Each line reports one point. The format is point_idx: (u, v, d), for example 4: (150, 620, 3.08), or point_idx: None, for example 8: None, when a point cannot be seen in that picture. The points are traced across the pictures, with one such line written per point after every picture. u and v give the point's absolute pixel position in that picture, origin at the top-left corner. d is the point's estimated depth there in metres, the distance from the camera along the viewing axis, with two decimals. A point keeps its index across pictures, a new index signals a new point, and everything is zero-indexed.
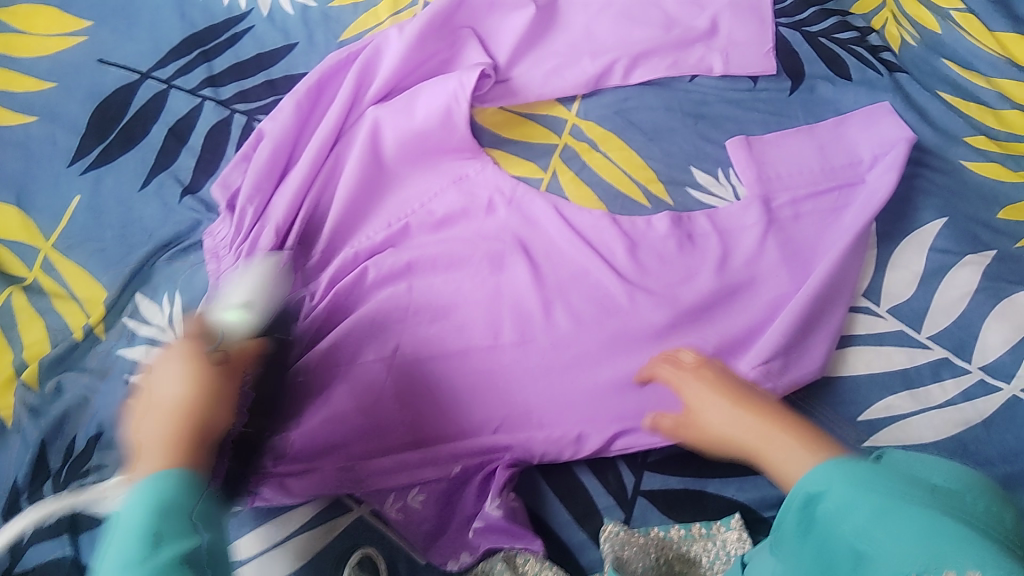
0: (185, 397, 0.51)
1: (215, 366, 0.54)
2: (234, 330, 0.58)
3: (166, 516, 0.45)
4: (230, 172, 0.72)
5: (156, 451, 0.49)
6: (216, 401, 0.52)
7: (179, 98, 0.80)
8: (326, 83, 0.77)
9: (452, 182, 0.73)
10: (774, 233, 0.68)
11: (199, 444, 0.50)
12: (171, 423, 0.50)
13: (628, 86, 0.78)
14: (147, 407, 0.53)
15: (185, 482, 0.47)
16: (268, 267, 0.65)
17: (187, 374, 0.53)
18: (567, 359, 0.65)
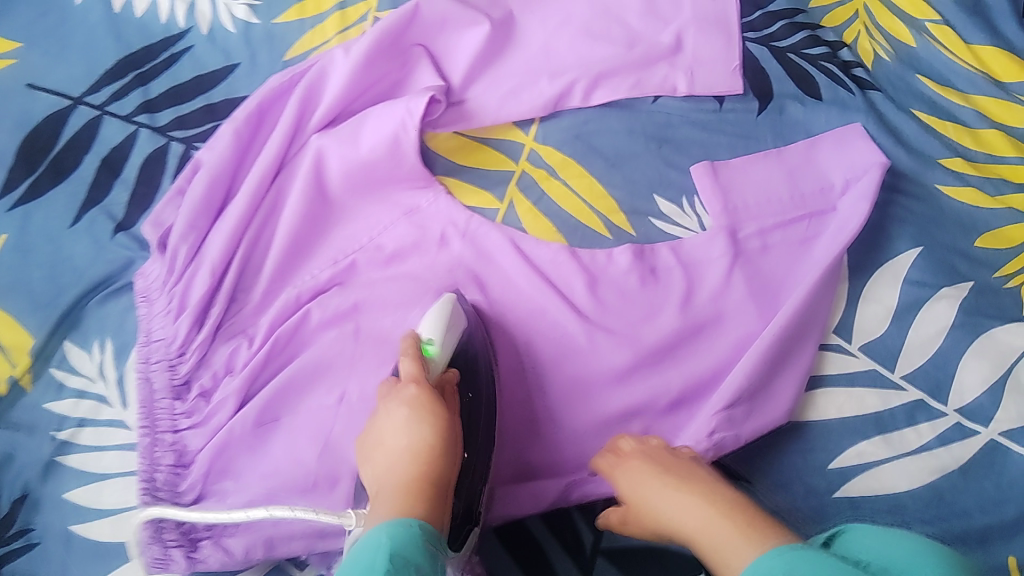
0: (423, 438, 0.52)
1: (442, 419, 0.53)
2: (435, 366, 0.58)
3: (403, 554, 0.43)
4: (163, 210, 0.68)
5: (391, 492, 0.49)
6: (449, 447, 0.53)
7: (113, 125, 0.75)
8: (267, 109, 0.72)
9: (403, 215, 0.69)
10: (741, 266, 0.65)
11: (436, 489, 0.50)
12: (416, 472, 0.51)
13: (589, 107, 0.74)
14: (374, 450, 0.54)
15: (424, 530, 0.46)
16: (450, 305, 0.60)
17: (416, 419, 0.53)
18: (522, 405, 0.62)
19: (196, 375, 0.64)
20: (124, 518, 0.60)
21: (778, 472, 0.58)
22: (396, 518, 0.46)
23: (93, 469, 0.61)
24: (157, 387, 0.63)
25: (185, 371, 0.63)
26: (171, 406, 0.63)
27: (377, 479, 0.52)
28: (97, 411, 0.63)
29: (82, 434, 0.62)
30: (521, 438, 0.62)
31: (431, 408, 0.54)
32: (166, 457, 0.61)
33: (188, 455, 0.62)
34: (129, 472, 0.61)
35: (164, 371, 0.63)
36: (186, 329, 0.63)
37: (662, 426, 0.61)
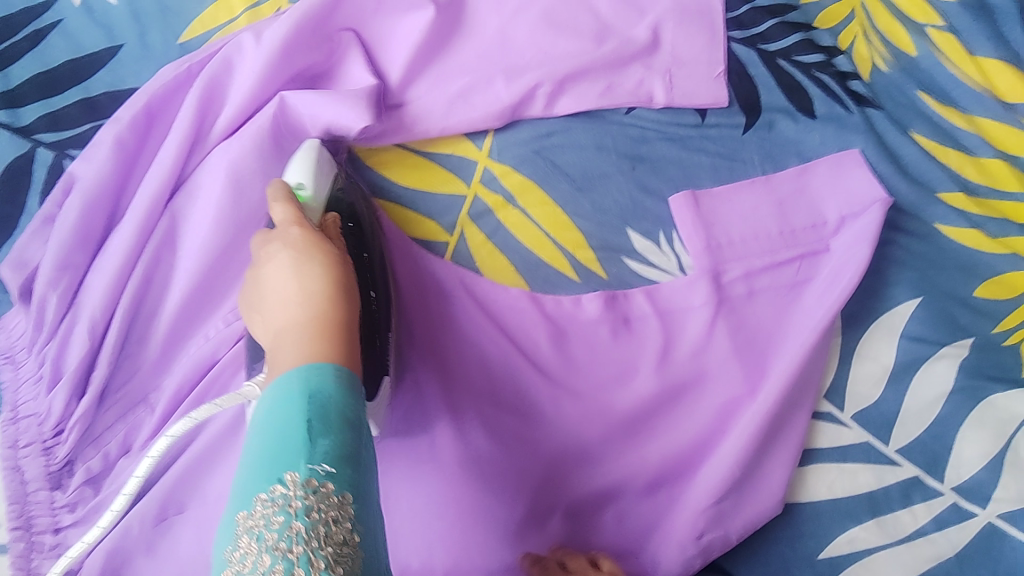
0: (316, 278, 0.41)
1: (334, 255, 0.43)
2: (310, 210, 0.50)
3: (322, 405, 0.34)
4: (30, 246, 0.55)
5: (289, 341, 0.39)
6: (350, 283, 0.43)
7: None
8: (159, 110, 0.59)
9: None
10: (724, 317, 0.56)
11: (346, 327, 0.40)
12: (317, 313, 0.39)
13: (552, 117, 0.63)
14: (260, 304, 0.43)
15: (342, 373, 0.36)
16: (315, 150, 0.54)
17: (302, 258, 0.42)
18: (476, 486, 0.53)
19: (81, 453, 0.53)
20: None
21: (763, 565, 0.54)
22: (307, 366, 0.36)
23: None
24: (30, 476, 0.52)
25: (65, 452, 0.52)
26: (50, 497, 0.52)
27: (272, 332, 0.40)
28: None
29: None
30: (415, 319, 0.56)
31: (317, 248, 0.43)
32: (48, 563, 0.50)
33: None
34: None
35: (39, 456, 0.52)
36: (63, 402, 0.52)
37: (638, 509, 0.55)
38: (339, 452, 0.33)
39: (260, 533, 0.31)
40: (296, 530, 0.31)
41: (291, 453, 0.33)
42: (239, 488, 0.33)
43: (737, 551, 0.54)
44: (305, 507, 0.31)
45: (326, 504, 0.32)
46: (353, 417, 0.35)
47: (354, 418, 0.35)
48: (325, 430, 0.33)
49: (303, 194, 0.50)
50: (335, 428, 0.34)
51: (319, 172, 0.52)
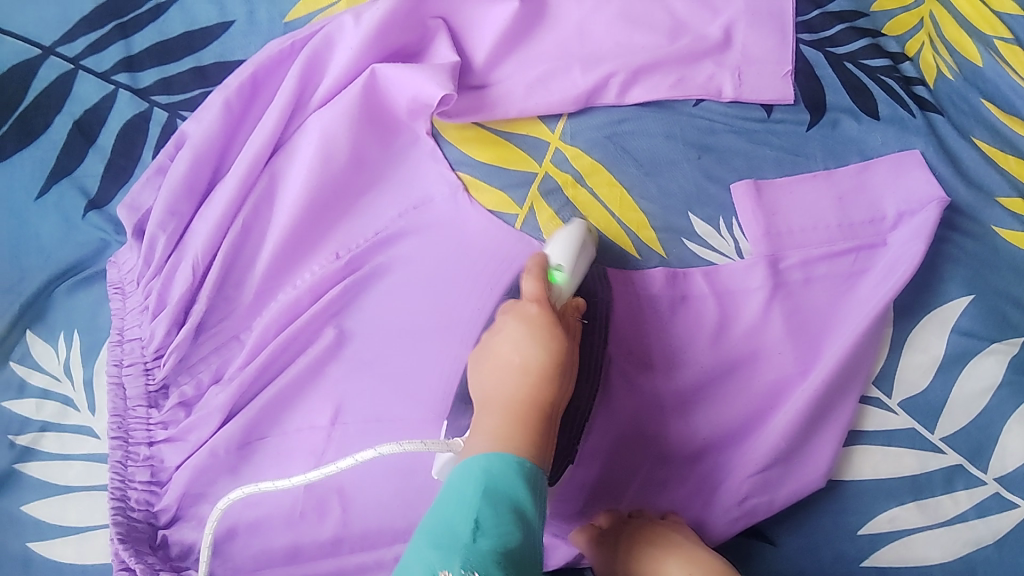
0: (538, 362, 0.47)
1: (560, 345, 0.48)
2: (562, 292, 0.52)
3: (490, 498, 0.41)
4: (141, 192, 0.62)
5: (497, 412, 0.46)
6: (563, 371, 0.48)
7: (89, 83, 0.67)
8: (263, 78, 0.64)
9: (410, 207, 0.63)
10: (779, 300, 0.59)
11: (547, 418, 0.46)
12: (526, 397, 0.46)
13: (624, 105, 0.66)
14: (486, 361, 0.49)
15: (524, 465, 0.43)
16: (580, 233, 0.56)
17: (535, 337, 0.48)
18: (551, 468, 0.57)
19: (176, 380, 0.58)
20: (92, 537, 0.54)
21: (806, 537, 0.56)
22: (495, 452, 0.44)
23: (56, 482, 0.56)
24: (130, 395, 0.57)
25: (161, 376, 0.57)
26: (146, 415, 0.57)
27: (482, 390, 0.49)
28: (61, 416, 0.57)
29: (43, 441, 0.57)
30: (619, 394, 0.58)
31: (549, 332, 0.48)
32: (140, 475, 0.56)
33: (163, 473, 0.56)
34: (93, 487, 0.55)
35: (139, 378, 0.58)
36: (164, 330, 0.58)
37: (687, 474, 0.57)
38: (497, 551, 0.38)
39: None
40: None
41: (452, 553, 0.38)
42: (408, 569, 0.39)
43: (779, 520, 0.56)
44: None
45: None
46: (522, 510, 0.40)
47: (522, 514, 0.40)
48: (491, 524, 0.39)
49: (558, 278, 0.52)
50: (497, 524, 0.39)
51: (580, 262, 0.54)
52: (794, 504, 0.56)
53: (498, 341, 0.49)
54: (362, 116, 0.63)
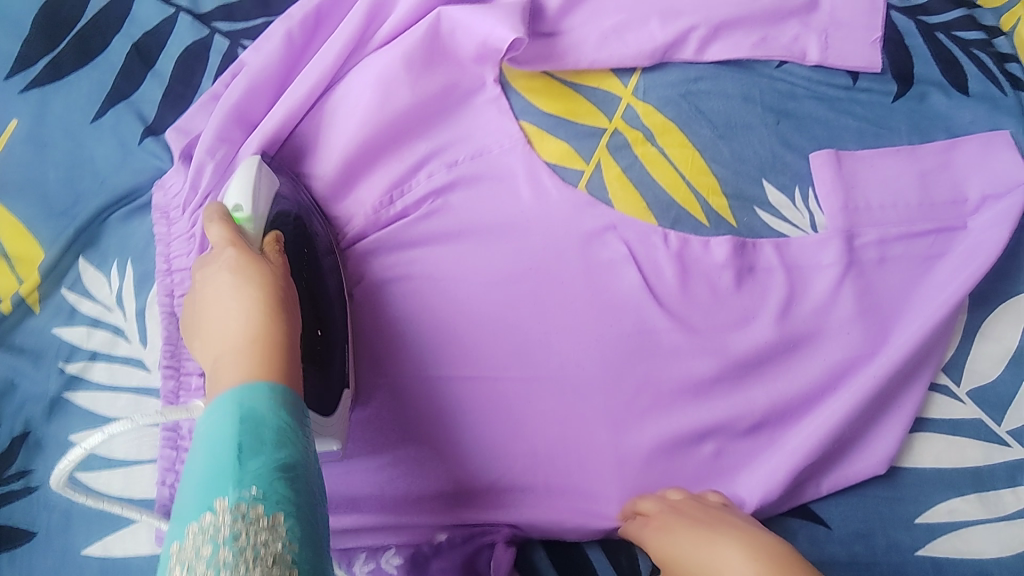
0: (248, 300, 0.43)
1: (268, 272, 0.45)
2: (251, 234, 0.50)
3: (254, 425, 0.36)
4: (192, 116, 0.60)
5: (222, 364, 0.40)
6: (289, 301, 0.45)
7: (148, 5, 0.65)
8: (327, 11, 0.62)
9: (469, 156, 0.60)
10: (852, 278, 0.57)
11: (280, 338, 0.42)
12: (252, 331, 0.42)
13: (702, 62, 0.63)
14: (199, 321, 0.46)
15: (279, 390, 0.39)
16: (257, 166, 0.54)
17: (238, 276, 0.45)
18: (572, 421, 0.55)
19: None
20: (137, 470, 0.53)
21: (860, 521, 0.54)
22: (249, 379, 0.39)
23: (104, 411, 0.55)
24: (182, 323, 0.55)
25: None
26: None
27: (208, 353, 0.43)
28: (111, 345, 0.56)
29: (93, 369, 0.56)
30: (453, 431, 0.56)
31: (252, 265, 0.46)
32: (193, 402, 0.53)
33: None
34: (142, 421, 0.55)
35: None
36: None
37: (737, 448, 0.55)
38: (272, 470, 0.35)
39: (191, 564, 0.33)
40: (223, 558, 0.32)
41: (222, 481, 0.34)
42: (176, 523, 0.35)
43: (833, 501, 0.54)
44: (233, 534, 0.33)
45: (255, 530, 0.33)
46: (285, 432, 0.37)
47: (287, 433, 0.37)
48: (257, 452, 0.35)
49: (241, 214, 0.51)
50: (260, 445, 0.36)
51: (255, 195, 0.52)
52: (846, 487, 0.54)
53: (201, 274, 0.47)
54: (426, 57, 0.60)
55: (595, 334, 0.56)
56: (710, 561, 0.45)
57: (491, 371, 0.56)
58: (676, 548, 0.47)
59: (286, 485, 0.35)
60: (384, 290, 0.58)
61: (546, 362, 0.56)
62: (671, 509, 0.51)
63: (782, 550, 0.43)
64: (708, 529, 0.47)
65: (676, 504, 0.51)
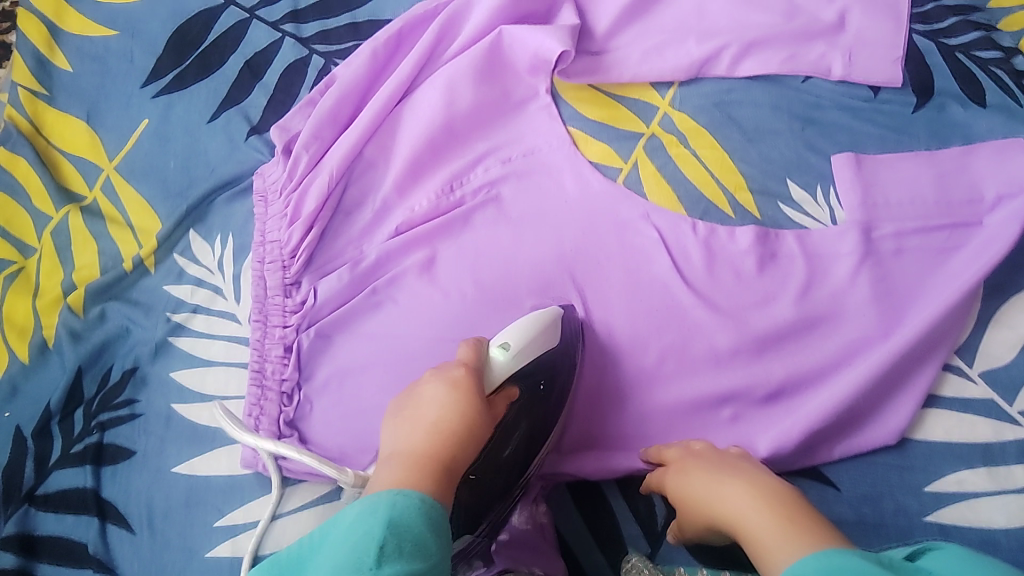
0: (447, 419, 0.54)
1: (473, 411, 0.54)
2: (496, 373, 0.57)
3: (397, 534, 0.44)
4: (293, 117, 0.70)
5: (396, 463, 0.51)
6: (469, 443, 0.54)
7: (260, 29, 0.77)
8: (407, 34, 0.72)
9: (520, 155, 0.69)
10: (869, 266, 0.62)
11: (443, 474, 0.51)
12: (430, 453, 0.52)
13: (733, 77, 0.71)
14: (405, 409, 0.55)
15: (421, 512, 0.46)
16: (547, 319, 0.59)
17: (456, 399, 0.54)
18: (600, 384, 0.62)
19: (305, 277, 0.66)
20: (223, 405, 0.62)
21: (869, 485, 0.57)
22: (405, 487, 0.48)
23: (200, 355, 0.64)
24: (269, 284, 0.65)
25: (295, 272, 0.65)
26: (282, 303, 0.64)
27: (394, 444, 0.53)
28: (210, 301, 0.66)
29: (193, 320, 0.65)
30: None
31: (467, 394, 0.55)
32: (275, 349, 0.63)
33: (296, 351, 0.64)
34: (231, 364, 0.64)
35: (276, 271, 0.65)
36: (298, 236, 0.66)
37: (754, 416, 0.59)
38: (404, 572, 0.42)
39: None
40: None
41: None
42: None
43: (844, 465, 0.58)
44: None
45: None
46: (424, 544, 0.44)
47: (422, 545, 0.44)
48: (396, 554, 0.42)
49: (499, 355, 0.57)
50: (394, 551, 0.42)
51: (522, 340, 0.58)
52: (857, 453, 0.57)
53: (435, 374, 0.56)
54: (484, 69, 0.70)
55: (626, 309, 0.63)
56: (721, 503, 0.51)
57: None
58: (691, 487, 0.53)
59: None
60: (442, 264, 0.65)
61: (579, 330, 0.62)
62: (685, 454, 0.56)
63: (782, 489, 0.50)
64: (725, 477, 0.53)
65: (699, 451, 0.56)
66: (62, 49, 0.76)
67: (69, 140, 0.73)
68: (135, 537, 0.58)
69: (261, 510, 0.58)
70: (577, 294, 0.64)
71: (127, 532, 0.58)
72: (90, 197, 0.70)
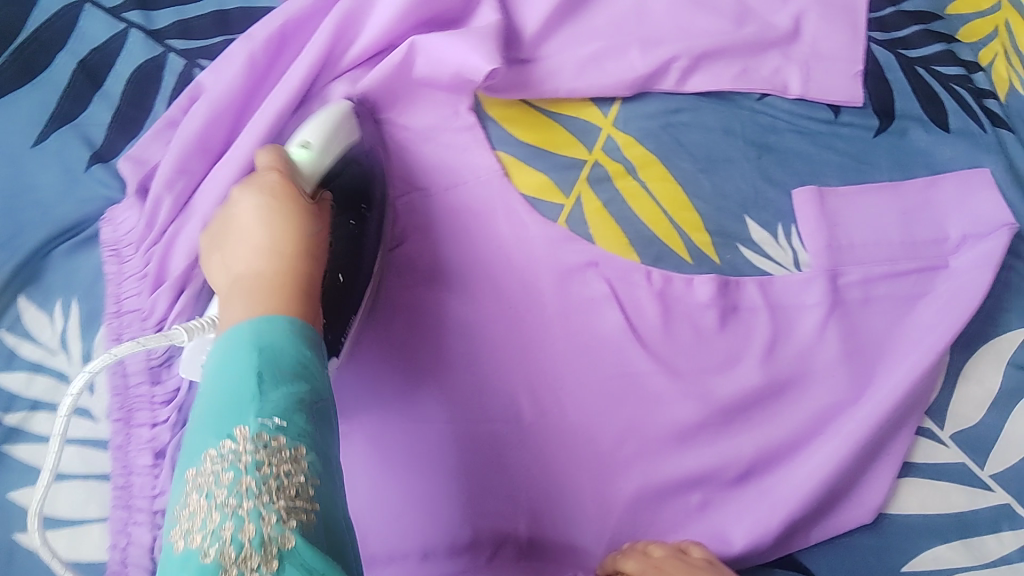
0: (284, 234, 0.43)
1: (302, 228, 0.44)
2: (304, 168, 0.49)
3: (272, 362, 0.36)
4: (148, 146, 0.56)
5: (246, 286, 0.41)
6: (311, 247, 0.44)
7: (97, 20, 0.60)
8: (291, 33, 0.58)
9: (443, 189, 0.57)
10: (836, 318, 0.56)
11: (302, 276, 0.42)
12: (275, 264, 0.42)
13: (682, 93, 0.62)
14: (224, 238, 0.45)
15: (295, 327, 0.39)
16: (340, 114, 0.53)
17: (271, 210, 0.44)
18: (554, 469, 0.53)
19: (178, 352, 0.52)
20: (83, 530, 0.48)
21: (847, 572, 0.52)
22: (260, 318, 0.39)
23: (46, 467, 0.50)
24: (130, 368, 0.52)
25: (163, 350, 0.52)
26: (148, 392, 0.51)
27: (232, 277, 0.43)
28: (56, 393, 0.51)
29: (33, 420, 0.51)
30: (428, 476, 0.52)
31: (286, 202, 0.45)
32: (142, 456, 0.50)
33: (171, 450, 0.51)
34: (88, 476, 0.50)
35: (140, 350, 0.52)
36: (165, 303, 0.52)
37: (724, 497, 0.53)
38: (292, 401, 0.36)
39: (212, 489, 0.33)
40: (246, 484, 0.33)
41: (240, 413, 0.34)
42: (185, 454, 0.36)
43: (820, 549, 0.53)
44: (256, 462, 0.33)
45: (278, 458, 0.33)
46: (308, 371, 0.37)
47: (306, 371, 0.37)
48: (284, 372, 0.36)
49: (308, 145, 0.50)
50: (283, 381, 0.36)
51: (325, 133, 0.51)
52: (833, 536, 0.53)
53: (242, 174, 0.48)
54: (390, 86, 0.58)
55: (576, 379, 0.54)
56: None
57: (465, 417, 0.53)
58: None
59: (308, 436, 0.35)
60: None
61: (525, 408, 0.53)
62: (647, 564, 0.48)
63: None
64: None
65: (658, 563, 0.48)
66: None
67: None
68: None
69: None
70: (521, 360, 0.54)
71: None
72: None
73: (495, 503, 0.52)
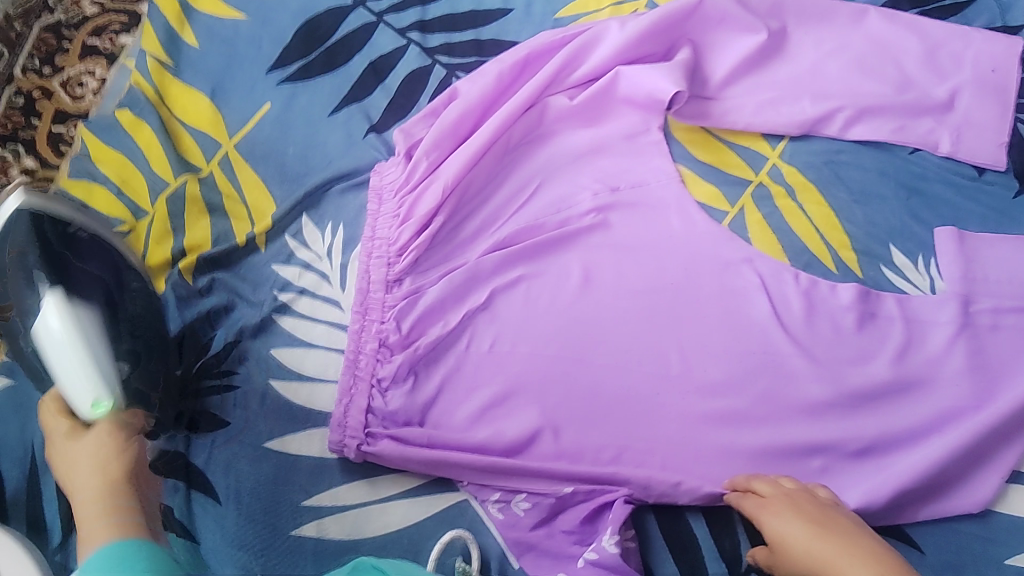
0: (93, 460, 0.50)
1: (100, 443, 0.51)
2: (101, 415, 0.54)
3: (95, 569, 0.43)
4: (415, 124, 0.71)
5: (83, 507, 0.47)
6: (117, 462, 0.50)
7: (387, 34, 0.79)
8: (532, 60, 0.73)
9: (628, 187, 0.71)
10: (965, 337, 0.62)
11: (116, 485, 0.49)
12: (92, 473, 0.49)
13: (844, 139, 0.73)
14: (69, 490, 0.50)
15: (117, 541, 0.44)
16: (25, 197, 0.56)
17: (75, 437, 0.52)
18: (696, 417, 0.62)
19: (409, 275, 0.66)
20: (321, 388, 0.64)
21: (951, 553, 0.59)
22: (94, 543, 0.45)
23: (302, 336, 0.65)
24: (373, 278, 0.65)
25: (400, 269, 0.65)
26: (383, 297, 0.65)
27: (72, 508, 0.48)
28: (317, 286, 0.67)
29: (299, 302, 0.66)
30: (587, 404, 0.63)
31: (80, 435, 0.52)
32: (370, 343, 0.63)
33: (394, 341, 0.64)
34: (332, 348, 0.65)
35: (381, 267, 0.66)
36: (409, 236, 0.66)
37: (845, 468, 0.61)
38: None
39: None
40: None
41: None
42: None
43: (928, 528, 0.60)
44: None
45: None
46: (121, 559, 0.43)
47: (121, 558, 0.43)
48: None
49: (103, 408, 0.54)
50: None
51: (96, 373, 0.54)
52: (940, 519, 0.60)
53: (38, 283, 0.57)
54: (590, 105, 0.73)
55: (722, 349, 0.64)
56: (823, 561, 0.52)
57: (623, 362, 0.64)
58: (791, 535, 0.55)
59: None
60: (530, 283, 0.67)
61: (674, 363, 0.64)
62: (782, 493, 0.57)
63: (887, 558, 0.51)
64: (823, 530, 0.54)
65: (791, 494, 0.57)
66: (191, 25, 0.79)
67: (190, 113, 0.74)
68: (219, 509, 0.61)
69: (348, 496, 0.61)
70: (681, 324, 0.65)
71: (211, 501, 0.61)
72: (209, 165, 0.72)
73: (641, 436, 0.62)
